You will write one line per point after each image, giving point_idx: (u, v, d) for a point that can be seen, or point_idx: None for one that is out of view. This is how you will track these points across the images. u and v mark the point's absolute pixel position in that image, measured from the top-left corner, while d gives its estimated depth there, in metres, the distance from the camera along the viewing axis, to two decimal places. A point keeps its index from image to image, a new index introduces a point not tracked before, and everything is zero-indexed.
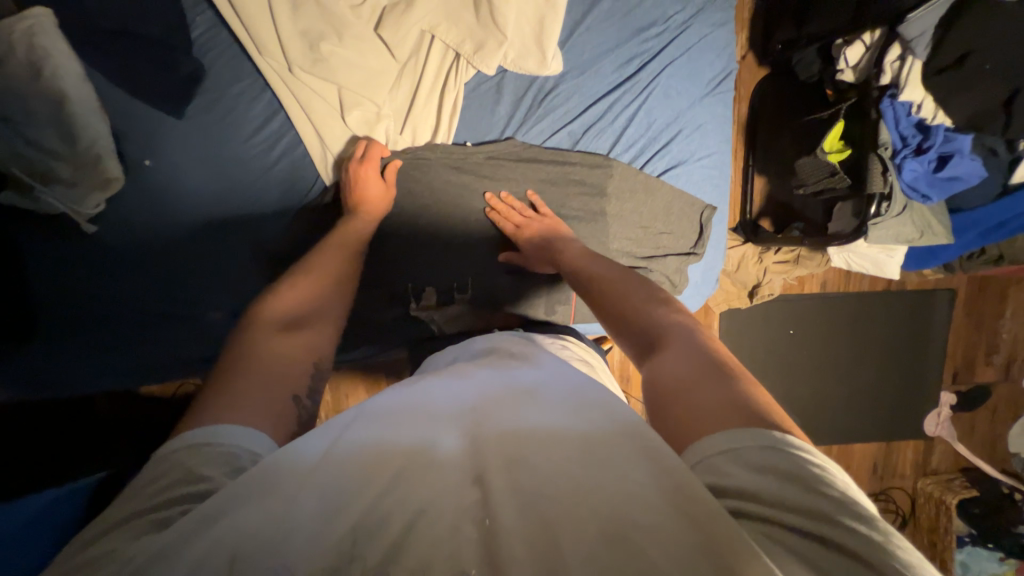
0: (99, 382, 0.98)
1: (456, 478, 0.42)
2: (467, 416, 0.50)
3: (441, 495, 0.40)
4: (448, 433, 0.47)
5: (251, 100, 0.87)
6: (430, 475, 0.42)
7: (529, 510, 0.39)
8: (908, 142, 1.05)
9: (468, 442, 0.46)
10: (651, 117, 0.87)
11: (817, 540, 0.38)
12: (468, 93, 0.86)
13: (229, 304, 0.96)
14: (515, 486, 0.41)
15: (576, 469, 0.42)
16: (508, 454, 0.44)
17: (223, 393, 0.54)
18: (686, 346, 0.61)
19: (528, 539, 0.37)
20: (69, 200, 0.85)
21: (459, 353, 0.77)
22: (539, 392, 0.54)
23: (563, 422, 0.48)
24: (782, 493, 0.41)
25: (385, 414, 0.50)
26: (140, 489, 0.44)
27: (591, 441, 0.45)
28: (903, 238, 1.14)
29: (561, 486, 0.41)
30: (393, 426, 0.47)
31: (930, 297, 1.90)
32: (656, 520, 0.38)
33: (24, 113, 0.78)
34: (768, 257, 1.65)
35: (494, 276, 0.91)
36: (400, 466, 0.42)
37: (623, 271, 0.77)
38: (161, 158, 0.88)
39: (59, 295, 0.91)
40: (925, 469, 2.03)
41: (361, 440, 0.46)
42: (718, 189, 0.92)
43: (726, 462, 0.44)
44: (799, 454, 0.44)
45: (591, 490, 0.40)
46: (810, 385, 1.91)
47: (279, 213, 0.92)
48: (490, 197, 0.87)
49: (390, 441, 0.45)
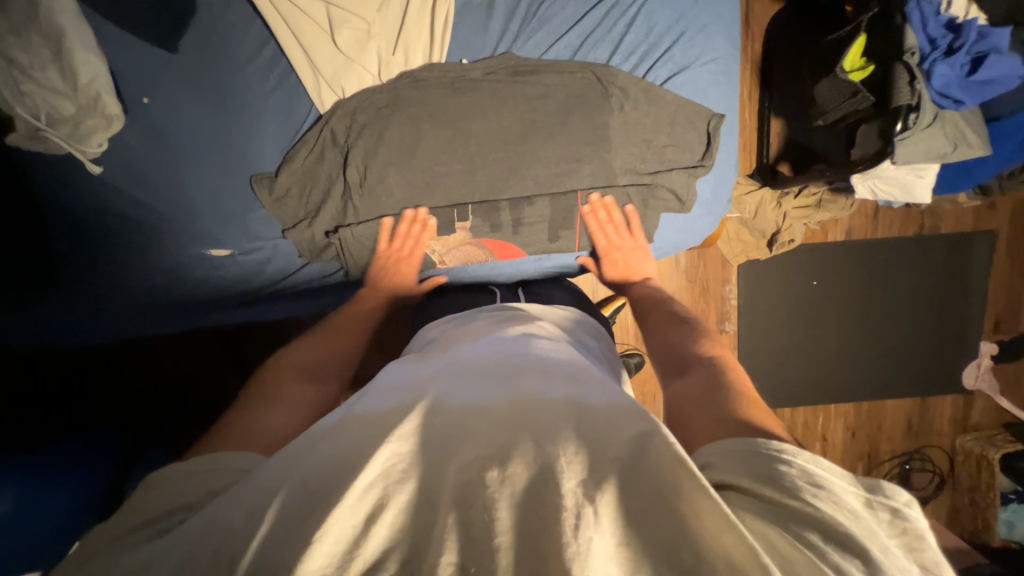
0: (118, 329, 1.02)
1: (452, 436, 0.50)
2: (470, 390, 0.57)
3: (437, 476, 0.46)
4: (446, 391, 0.57)
5: (242, 30, 0.86)
6: (432, 431, 0.51)
7: (521, 497, 0.44)
8: (937, 43, 0.98)
9: (463, 402, 0.56)
10: (651, 21, 0.83)
11: (786, 502, 0.44)
12: (460, 8, 0.84)
13: (232, 245, 0.97)
14: (501, 445, 0.48)
15: (555, 431, 0.49)
16: (498, 418, 0.52)
17: (228, 426, 0.61)
18: (706, 373, 0.70)
19: (515, 511, 0.42)
20: (75, 140, 0.87)
21: (455, 321, 0.86)
22: (540, 373, 0.60)
23: (546, 391, 0.56)
24: (762, 468, 0.48)
25: (405, 392, 0.58)
26: (148, 503, 0.49)
27: (572, 411, 0.53)
28: (935, 153, 1.06)
29: (544, 448, 0.48)
30: (409, 400, 0.55)
31: (967, 240, 1.78)
32: (625, 503, 0.44)
33: (28, 53, 0.79)
34: (788, 202, 1.55)
35: (496, 202, 0.88)
36: (406, 418, 0.51)
37: (665, 317, 0.89)
38: (159, 96, 0.88)
39: (71, 241, 0.94)
40: (965, 426, 1.91)
41: (378, 403, 0.56)
42: (726, 96, 0.88)
43: (713, 451, 0.53)
44: (830, 476, 0.47)
45: (568, 455, 0.47)
46: (837, 339, 1.83)
47: (276, 145, 0.91)
48: (592, 201, 0.89)
49: (401, 400, 0.55)
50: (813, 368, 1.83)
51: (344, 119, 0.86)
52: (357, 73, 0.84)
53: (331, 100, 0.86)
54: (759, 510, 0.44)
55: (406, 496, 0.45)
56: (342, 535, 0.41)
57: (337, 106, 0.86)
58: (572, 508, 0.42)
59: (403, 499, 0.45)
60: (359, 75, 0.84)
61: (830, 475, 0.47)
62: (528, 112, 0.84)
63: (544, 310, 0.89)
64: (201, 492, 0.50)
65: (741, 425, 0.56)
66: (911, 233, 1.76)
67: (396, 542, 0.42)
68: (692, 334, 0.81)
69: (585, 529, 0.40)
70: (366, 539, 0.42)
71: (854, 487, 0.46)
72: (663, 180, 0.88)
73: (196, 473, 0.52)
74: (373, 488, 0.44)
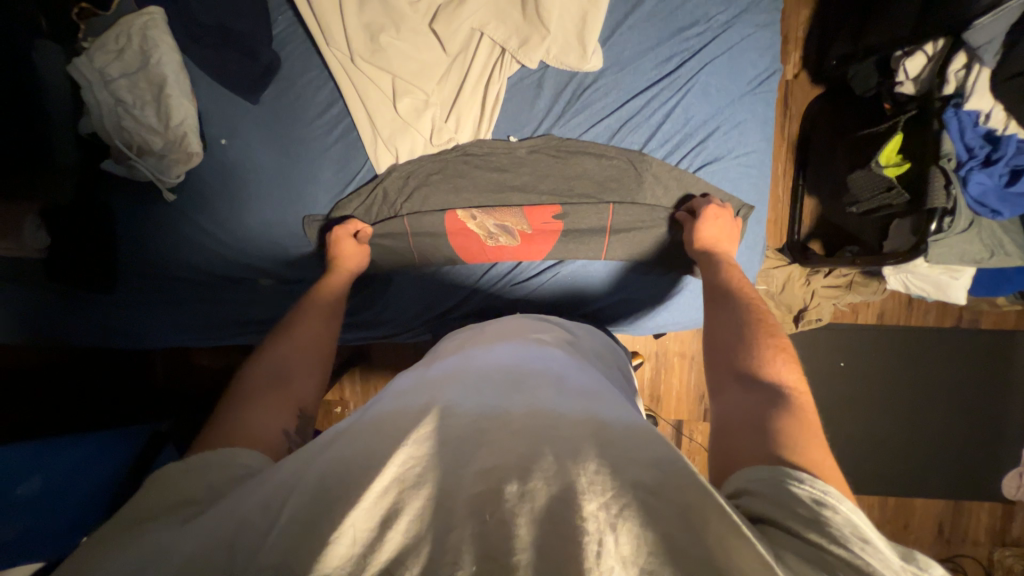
0: (164, 336, 1.10)
1: (466, 444, 0.51)
2: (479, 400, 0.58)
3: (454, 484, 0.46)
4: (460, 398, 0.58)
5: (316, 89, 0.97)
6: (449, 436, 0.51)
7: (544, 520, 0.43)
8: (975, 152, 1.03)
9: (474, 409, 0.56)
10: (688, 113, 0.91)
11: (832, 549, 0.42)
12: (510, 87, 0.92)
13: (275, 272, 1.06)
14: (522, 459, 0.48)
15: (576, 449, 0.49)
16: (511, 429, 0.52)
17: (226, 421, 0.62)
18: (767, 396, 0.61)
19: (535, 530, 0.42)
20: (157, 169, 0.96)
21: (482, 328, 0.89)
22: (549, 388, 0.62)
23: (561, 410, 0.56)
24: (800, 508, 0.45)
25: (400, 405, 0.57)
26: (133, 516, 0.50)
27: (589, 434, 0.52)
28: (970, 258, 1.10)
29: (565, 465, 0.47)
30: (403, 412, 0.55)
31: (1008, 339, 1.72)
32: (650, 526, 0.43)
33: (133, 95, 0.90)
34: (818, 280, 1.48)
35: (534, 269, 1.01)
36: (420, 424, 0.52)
37: (723, 307, 0.79)
38: (236, 139, 0.98)
39: (137, 253, 1.04)
40: (1004, 539, 1.75)
41: (391, 408, 0.57)
42: (756, 188, 0.96)
43: (752, 480, 0.50)
44: (862, 522, 0.45)
45: (589, 474, 0.46)
46: (862, 424, 1.75)
47: (330, 188, 0.99)
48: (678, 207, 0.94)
49: (407, 408, 0.56)
50: (832, 453, 1.75)
51: (397, 179, 0.96)
52: (411, 135, 0.92)
53: (387, 162, 0.95)
54: (798, 551, 0.42)
55: (420, 501, 0.45)
56: (356, 533, 0.42)
57: (393, 168, 0.95)
58: (594, 533, 0.42)
59: (420, 502, 0.45)
60: (412, 137, 0.93)
61: (865, 524, 0.45)
62: (564, 191, 0.94)
63: (572, 325, 0.94)
64: (204, 487, 0.52)
65: (798, 460, 0.51)
66: (948, 325, 1.71)
67: (414, 542, 0.42)
68: (754, 331, 0.73)
69: (606, 556, 0.40)
70: (382, 537, 0.42)
71: (890, 551, 0.44)
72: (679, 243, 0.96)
73: (218, 465, 0.55)
74: (389, 492, 0.45)
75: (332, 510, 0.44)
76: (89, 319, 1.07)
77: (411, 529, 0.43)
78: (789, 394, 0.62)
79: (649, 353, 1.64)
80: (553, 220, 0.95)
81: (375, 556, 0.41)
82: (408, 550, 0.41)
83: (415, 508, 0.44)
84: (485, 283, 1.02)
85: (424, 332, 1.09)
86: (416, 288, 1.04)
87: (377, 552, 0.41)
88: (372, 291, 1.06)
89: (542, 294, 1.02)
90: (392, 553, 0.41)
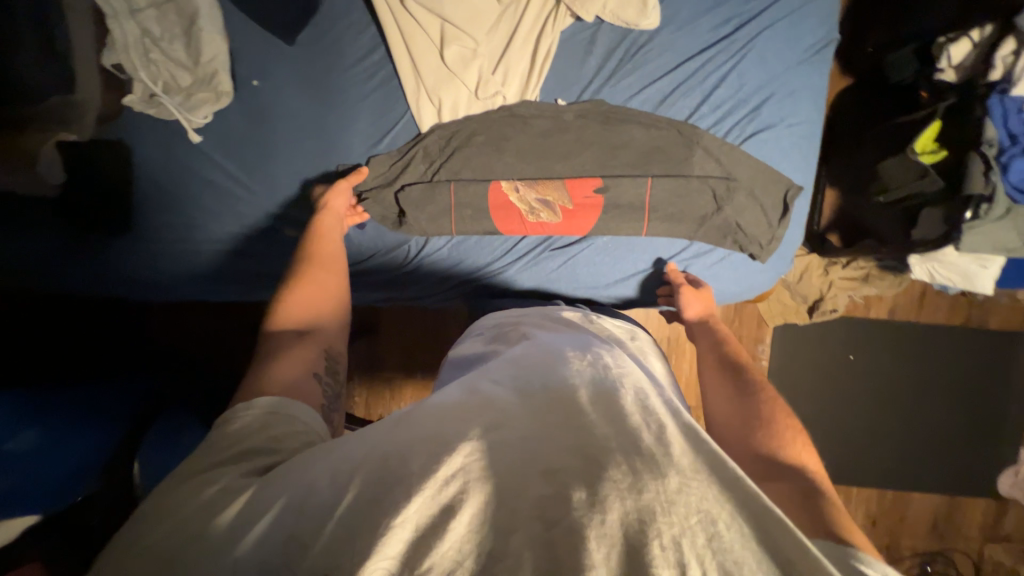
0: (178, 288, 1.05)
1: (525, 449, 0.46)
2: (538, 400, 0.53)
3: (514, 492, 0.42)
4: (514, 398, 0.54)
5: (357, 33, 0.93)
6: (505, 438, 0.47)
7: (618, 543, 0.38)
8: (1018, 139, 1.02)
9: (531, 408, 0.51)
10: (743, 79, 0.89)
11: None
12: (562, 42, 0.89)
13: (301, 225, 1.01)
14: (590, 469, 0.43)
15: (653, 458, 0.44)
16: (576, 432, 0.47)
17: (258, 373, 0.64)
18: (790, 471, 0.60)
19: (609, 551, 0.37)
20: (184, 109, 0.92)
21: (525, 316, 0.86)
22: (612, 384, 0.56)
23: (631, 410, 0.51)
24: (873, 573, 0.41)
25: (450, 403, 0.53)
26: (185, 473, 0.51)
27: (667, 440, 0.46)
28: (1003, 247, 1.10)
29: (641, 476, 0.42)
30: (454, 411, 0.51)
31: (1014, 338, 1.75)
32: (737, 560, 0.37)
33: (162, 26, 0.86)
34: (836, 271, 1.49)
35: (574, 239, 0.98)
36: (473, 427, 0.48)
37: (718, 367, 0.82)
38: (269, 80, 0.94)
39: (152, 198, 0.99)
40: (995, 534, 1.79)
41: (441, 402, 0.54)
42: (805, 160, 0.94)
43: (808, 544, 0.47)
44: None
45: (669, 491, 0.40)
46: (866, 417, 1.77)
47: (366, 139, 0.96)
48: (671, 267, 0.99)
49: (458, 406, 0.52)
50: (836, 446, 1.77)
51: (440, 139, 0.93)
52: (456, 86, 0.89)
53: (430, 121, 0.92)
54: None
55: (483, 498, 0.42)
56: (421, 521, 0.40)
57: (436, 123, 0.92)
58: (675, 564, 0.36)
59: (482, 500, 0.42)
60: (456, 88, 0.90)
61: None
62: (609, 154, 0.91)
63: (615, 323, 0.90)
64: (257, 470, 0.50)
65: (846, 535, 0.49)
66: (958, 322, 1.73)
67: (480, 535, 0.39)
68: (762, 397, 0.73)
69: None
70: (448, 525, 0.39)
71: None
72: (729, 214, 0.93)
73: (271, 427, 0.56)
74: (452, 480, 0.43)
75: (396, 490, 0.42)
76: (93, 265, 1.01)
77: (477, 518, 0.40)
78: (809, 475, 0.60)
79: (664, 336, 1.64)
80: (594, 195, 0.92)
81: (441, 545, 0.38)
82: (475, 541, 0.39)
83: (478, 500, 0.41)
84: (520, 253, 1.00)
85: (453, 297, 1.06)
86: (450, 250, 1.00)
87: (442, 543, 0.38)
88: (411, 270, 1.02)
89: (578, 268, 1.00)
90: (462, 541, 0.39)
